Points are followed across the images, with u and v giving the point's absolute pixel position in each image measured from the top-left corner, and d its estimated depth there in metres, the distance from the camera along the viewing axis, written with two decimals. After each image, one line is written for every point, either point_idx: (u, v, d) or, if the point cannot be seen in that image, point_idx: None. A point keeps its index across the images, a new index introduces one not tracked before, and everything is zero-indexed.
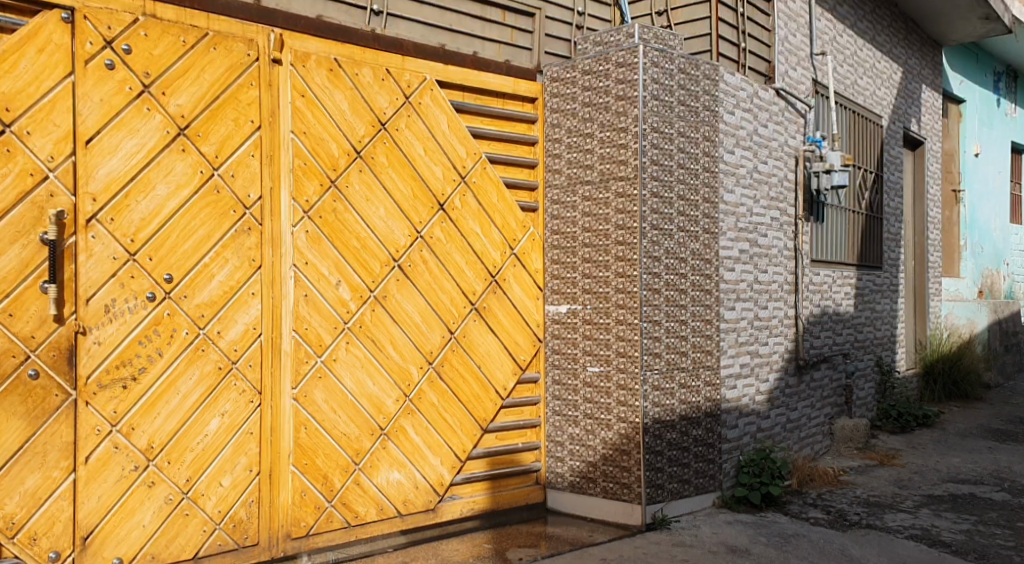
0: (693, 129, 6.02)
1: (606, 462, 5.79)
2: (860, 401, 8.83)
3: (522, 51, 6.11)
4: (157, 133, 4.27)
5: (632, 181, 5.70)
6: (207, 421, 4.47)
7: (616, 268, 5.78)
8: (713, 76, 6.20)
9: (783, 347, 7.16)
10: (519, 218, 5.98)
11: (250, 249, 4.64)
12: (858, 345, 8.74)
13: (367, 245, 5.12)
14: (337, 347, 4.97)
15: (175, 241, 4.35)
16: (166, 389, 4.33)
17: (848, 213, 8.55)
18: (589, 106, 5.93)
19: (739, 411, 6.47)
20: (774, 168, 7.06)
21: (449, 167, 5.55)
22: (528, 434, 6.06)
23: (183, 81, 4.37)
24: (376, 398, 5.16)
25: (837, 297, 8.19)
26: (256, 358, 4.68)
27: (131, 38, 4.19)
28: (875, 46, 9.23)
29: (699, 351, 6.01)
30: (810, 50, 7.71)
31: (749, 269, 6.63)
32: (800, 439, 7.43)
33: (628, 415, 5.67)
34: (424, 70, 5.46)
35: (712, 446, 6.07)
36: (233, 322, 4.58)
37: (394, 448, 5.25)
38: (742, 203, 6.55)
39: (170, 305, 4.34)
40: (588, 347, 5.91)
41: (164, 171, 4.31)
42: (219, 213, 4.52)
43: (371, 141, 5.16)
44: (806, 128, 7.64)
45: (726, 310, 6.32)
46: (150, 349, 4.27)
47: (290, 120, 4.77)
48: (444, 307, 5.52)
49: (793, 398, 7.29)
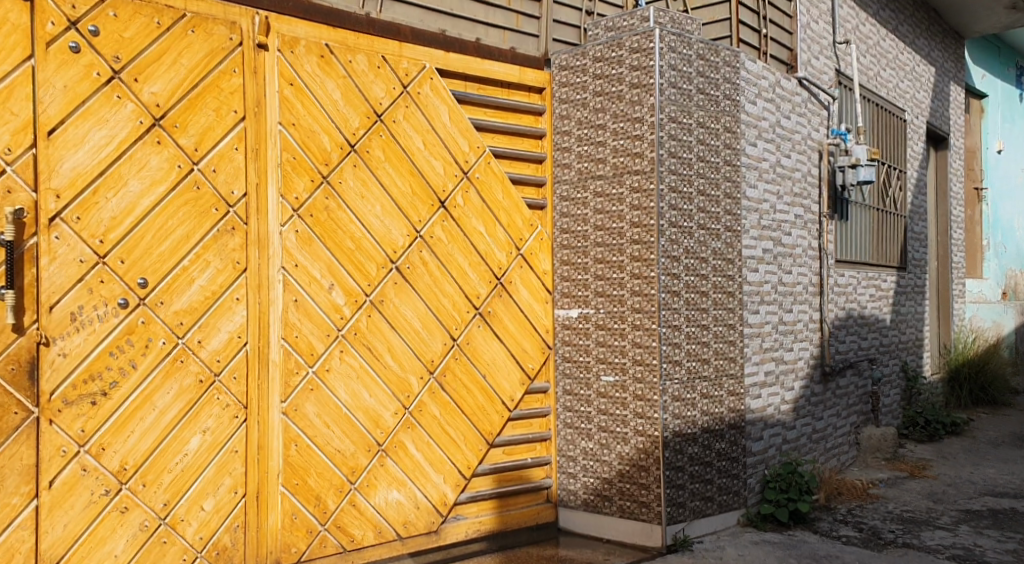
0: (713, 120, 5.62)
1: (622, 479, 5.37)
2: (886, 408, 8.39)
3: (529, 38, 5.73)
4: (129, 124, 3.89)
5: (648, 175, 5.30)
6: (186, 439, 4.07)
7: (631, 270, 5.37)
8: (733, 63, 5.79)
9: (809, 352, 6.73)
10: (526, 216, 5.58)
11: (234, 251, 4.26)
12: (885, 350, 8.31)
13: (363, 246, 4.73)
14: (330, 357, 4.59)
15: (149, 243, 3.96)
16: (141, 404, 3.93)
17: (873, 211, 8.13)
18: (601, 95, 5.54)
19: (764, 422, 6.04)
20: (798, 162, 6.65)
21: (451, 162, 5.16)
22: (537, 448, 5.66)
23: (157, 67, 3.99)
24: (372, 411, 4.77)
25: (862, 300, 7.76)
26: (241, 369, 4.29)
27: (99, 19, 3.81)
28: (898, 36, 8.80)
29: (721, 359, 5.59)
30: (832, 38, 7.31)
31: (772, 269, 6.21)
32: (826, 450, 7.00)
33: (646, 428, 5.26)
34: (423, 58, 5.08)
35: (736, 459, 5.65)
36: (215, 331, 4.19)
37: (393, 465, 4.86)
38: (765, 199, 6.14)
39: (144, 312, 3.94)
40: (602, 354, 5.50)
41: (137, 165, 3.92)
42: (199, 211, 4.14)
43: (366, 133, 4.78)
44: (830, 120, 7.22)
45: (750, 314, 5.90)
46: (123, 361, 3.87)
47: (278, 111, 4.41)
48: (446, 312, 5.13)
49: (819, 407, 6.87)
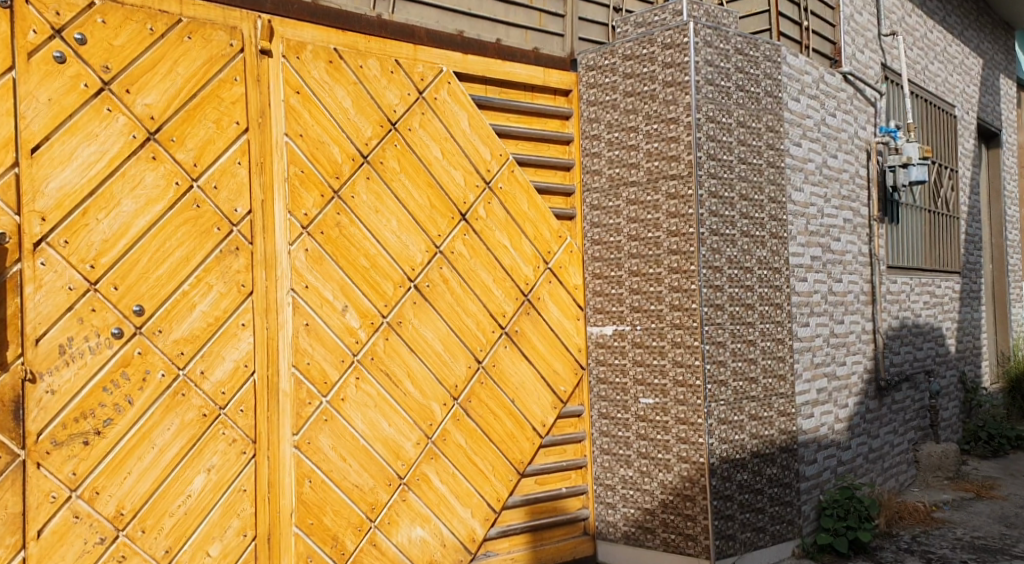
0: (754, 119, 5.21)
1: (665, 510, 4.96)
2: (945, 422, 7.85)
3: (553, 38, 5.38)
4: (121, 138, 3.59)
5: (686, 180, 4.90)
6: (189, 479, 3.74)
7: (670, 282, 4.97)
8: (774, 58, 5.38)
9: (862, 366, 6.26)
10: (553, 227, 5.23)
11: (238, 273, 3.94)
12: (942, 361, 7.77)
13: (378, 264, 4.42)
14: (345, 385, 4.26)
15: (145, 266, 3.65)
16: (139, 442, 3.60)
17: (924, 213, 7.64)
18: (632, 95, 5.17)
19: (818, 444, 5.59)
20: (845, 163, 6.20)
21: (471, 171, 4.84)
22: (572, 476, 5.28)
23: (151, 76, 3.69)
24: (392, 442, 4.43)
25: (916, 307, 7.27)
26: (248, 401, 3.95)
27: (86, 26, 3.52)
28: (946, 28, 8.32)
29: (770, 377, 5.16)
30: (877, 30, 6.87)
31: (822, 278, 5.77)
32: (884, 471, 6.50)
33: (691, 454, 4.84)
34: (439, 61, 4.78)
35: (789, 485, 5.21)
36: (219, 360, 3.86)
37: (415, 500, 4.52)
38: (811, 202, 5.70)
39: (141, 342, 3.62)
40: (640, 375, 5.10)
41: (131, 183, 3.62)
42: (200, 231, 3.82)
43: (379, 143, 4.47)
44: (877, 117, 6.76)
45: (799, 327, 5.47)
46: (118, 397, 3.55)
47: (284, 121, 4.10)
48: (470, 332, 4.79)
49: (875, 424, 6.38)
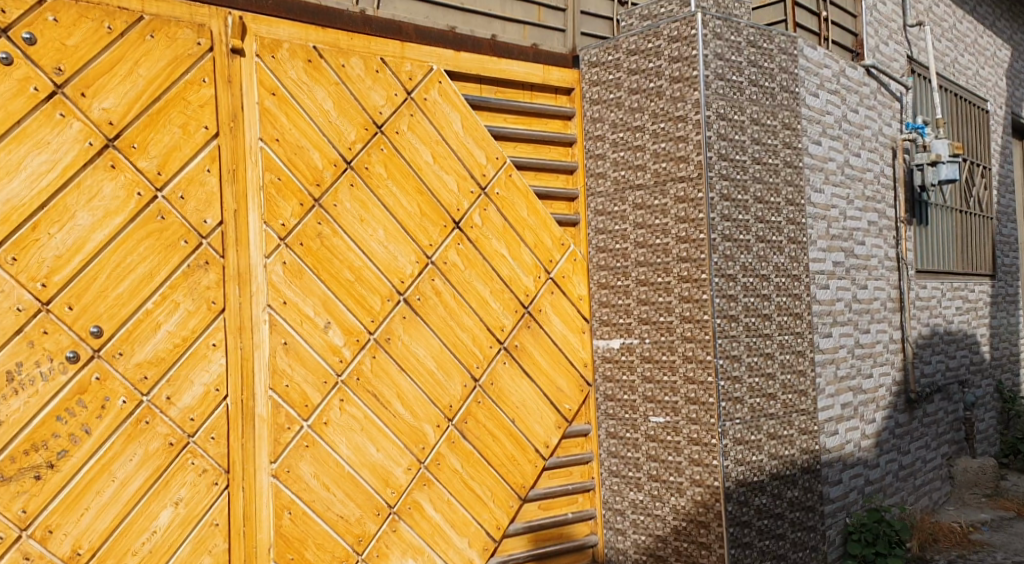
0: (769, 116, 4.86)
1: (678, 537, 4.61)
2: (981, 435, 7.40)
3: (554, 34, 5.08)
4: (75, 146, 3.30)
5: (696, 183, 4.55)
6: (154, 513, 3.45)
7: (680, 292, 4.62)
8: (791, 50, 5.02)
9: (890, 378, 5.87)
10: (555, 234, 4.90)
11: (208, 289, 3.65)
12: (977, 369, 7.34)
13: (364, 277, 4.12)
14: (328, 408, 3.96)
15: (104, 284, 3.37)
16: (98, 475, 3.32)
17: (955, 213, 7.22)
18: (637, 93, 4.83)
19: (843, 462, 5.20)
20: (869, 162, 5.82)
21: (465, 176, 4.53)
22: (579, 501, 4.94)
23: (109, 79, 3.41)
24: (381, 468, 4.12)
25: (947, 314, 6.85)
26: (220, 427, 3.66)
27: (35, 25, 3.23)
28: (976, 19, 7.89)
29: (790, 393, 4.79)
30: (901, 21, 6.49)
31: (845, 285, 5.39)
32: (916, 489, 6.09)
33: (704, 478, 4.49)
34: (429, 59, 4.47)
35: (812, 509, 4.84)
36: (187, 384, 3.57)
37: (407, 531, 4.21)
38: (833, 204, 5.33)
39: (99, 366, 3.34)
40: (649, 392, 4.75)
41: (87, 195, 3.33)
42: (165, 245, 3.54)
43: (364, 147, 4.17)
44: (903, 112, 6.37)
45: (821, 338, 5.10)
46: (74, 427, 3.26)
47: (258, 124, 3.81)
48: (465, 348, 4.47)
49: (905, 440, 5.98)
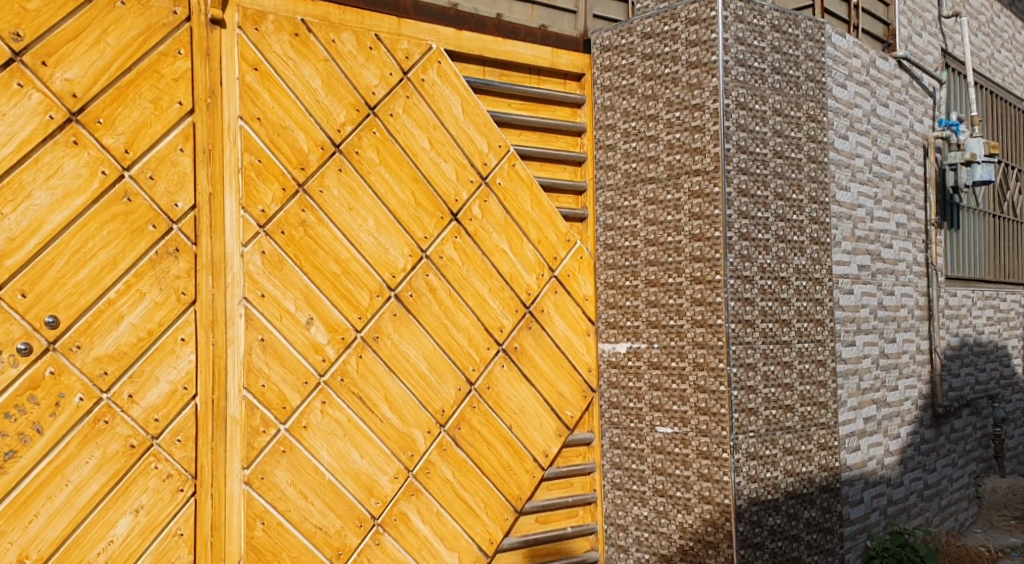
0: (793, 107, 4.52)
1: (684, 558, 4.29)
2: (1011, 452, 7.00)
3: (564, 14, 4.76)
4: (34, 119, 3.02)
5: (711, 177, 4.22)
6: (112, 521, 3.18)
7: (691, 294, 4.30)
8: (817, 37, 4.68)
9: (916, 391, 5.51)
10: (561, 229, 4.59)
11: (178, 279, 3.37)
12: (1008, 384, 6.94)
13: (351, 270, 3.82)
14: (308, 411, 3.67)
15: (62, 270, 3.09)
16: (50, 479, 3.04)
17: (988, 218, 6.83)
18: (652, 79, 4.51)
19: (865, 480, 4.85)
20: (898, 160, 5.45)
21: (464, 164, 4.22)
22: (579, 514, 4.63)
23: (74, 47, 3.12)
24: (365, 476, 3.83)
25: (978, 324, 6.47)
26: (188, 429, 3.38)
27: None
28: (1015, 14, 7.48)
29: (809, 405, 4.45)
30: (936, 12, 6.12)
31: (870, 290, 5.04)
32: (941, 509, 5.72)
33: (714, 495, 4.16)
34: (428, 37, 4.17)
35: (829, 531, 4.50)
36: (152, 382, 3.29)
37: (391, 544, 3.91)
38: (859, 204, 4.98)
39: (54, 360, 3.05)
40: (656, 400, 4.43)
41: (46, 172, 3.05)
42: (131, 229, 3.26)
43: (355, 130, 3.88)
44: (936, 108, 6.01)
45: (844, 347, 4.75)
46: (24, 425, 2.98)
47: (238, 102, 3.53)
48: (459, 349, 4.17)
49: (930, 457, 5.61)
